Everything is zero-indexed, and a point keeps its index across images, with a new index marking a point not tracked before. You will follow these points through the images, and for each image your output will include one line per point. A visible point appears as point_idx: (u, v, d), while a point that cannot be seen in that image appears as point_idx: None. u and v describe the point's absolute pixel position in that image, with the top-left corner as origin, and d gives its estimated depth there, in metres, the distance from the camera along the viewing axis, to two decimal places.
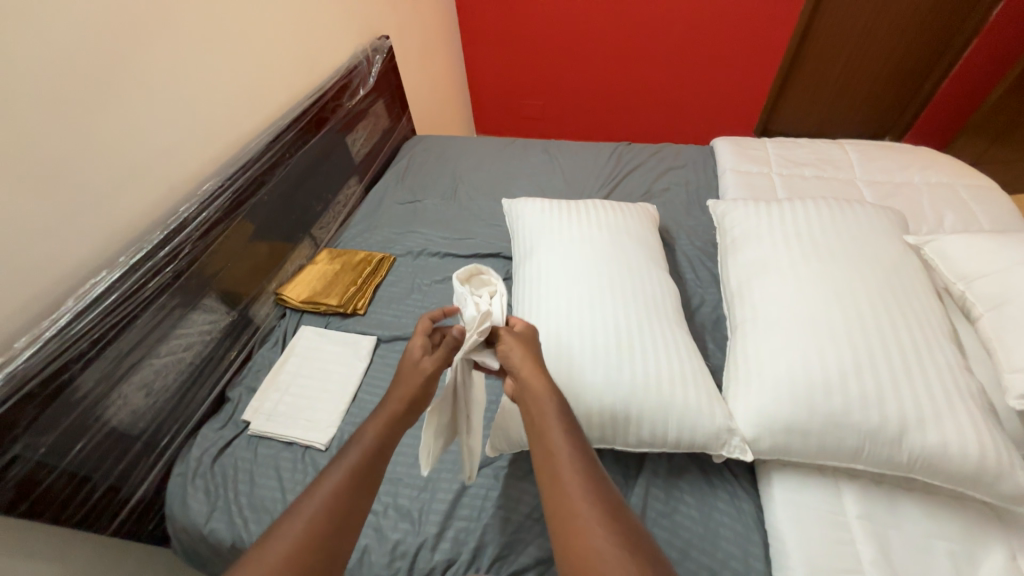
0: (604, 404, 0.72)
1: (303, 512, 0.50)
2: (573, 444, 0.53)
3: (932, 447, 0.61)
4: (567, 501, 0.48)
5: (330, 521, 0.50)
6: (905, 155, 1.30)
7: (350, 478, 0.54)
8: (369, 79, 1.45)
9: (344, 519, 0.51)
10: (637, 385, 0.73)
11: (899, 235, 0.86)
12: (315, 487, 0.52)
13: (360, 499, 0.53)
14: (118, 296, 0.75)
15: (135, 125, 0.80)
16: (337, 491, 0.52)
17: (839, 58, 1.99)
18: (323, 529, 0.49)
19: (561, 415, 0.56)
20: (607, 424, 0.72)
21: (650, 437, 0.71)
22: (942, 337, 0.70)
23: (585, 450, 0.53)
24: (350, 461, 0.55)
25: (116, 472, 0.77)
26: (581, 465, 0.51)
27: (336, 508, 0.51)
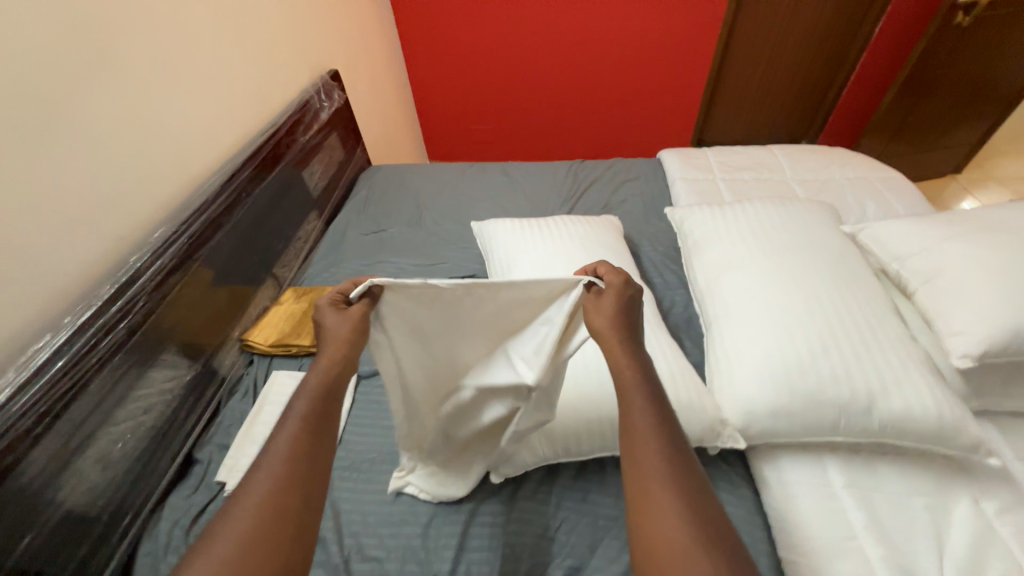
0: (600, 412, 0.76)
1: (265, 468, 0.49)
2: (653, 405, 0.55)
3: (899, 411, 0.67)
4: (641, 459, 0.51)
5: (296, 468, 0.49)
6: (825, 156, 1.46)
7: (305, 426, 0.53)
8: (322, 113, 1.43)
9: (312, 467, 0.50)
10: None
11: (836, 226, 0.96)
12: (270, 447, 0.50)
13: (323, 440, 0.53)
14: (66, 361, 0.67)
15: (76, 174, 0.74)
16: (296, 445, 0.51)
17: (757, 74, 2.20)
18: (291, 481, 0.48)
19: (646, 396, 0.55)
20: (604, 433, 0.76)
21: None
22: (887, 313, 0.79)
23: (664, 411, 0.55)
24: (300, 415, 0.53)
25: (73, 562, 0.67)
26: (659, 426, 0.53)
27: (295, 457, 0.50)
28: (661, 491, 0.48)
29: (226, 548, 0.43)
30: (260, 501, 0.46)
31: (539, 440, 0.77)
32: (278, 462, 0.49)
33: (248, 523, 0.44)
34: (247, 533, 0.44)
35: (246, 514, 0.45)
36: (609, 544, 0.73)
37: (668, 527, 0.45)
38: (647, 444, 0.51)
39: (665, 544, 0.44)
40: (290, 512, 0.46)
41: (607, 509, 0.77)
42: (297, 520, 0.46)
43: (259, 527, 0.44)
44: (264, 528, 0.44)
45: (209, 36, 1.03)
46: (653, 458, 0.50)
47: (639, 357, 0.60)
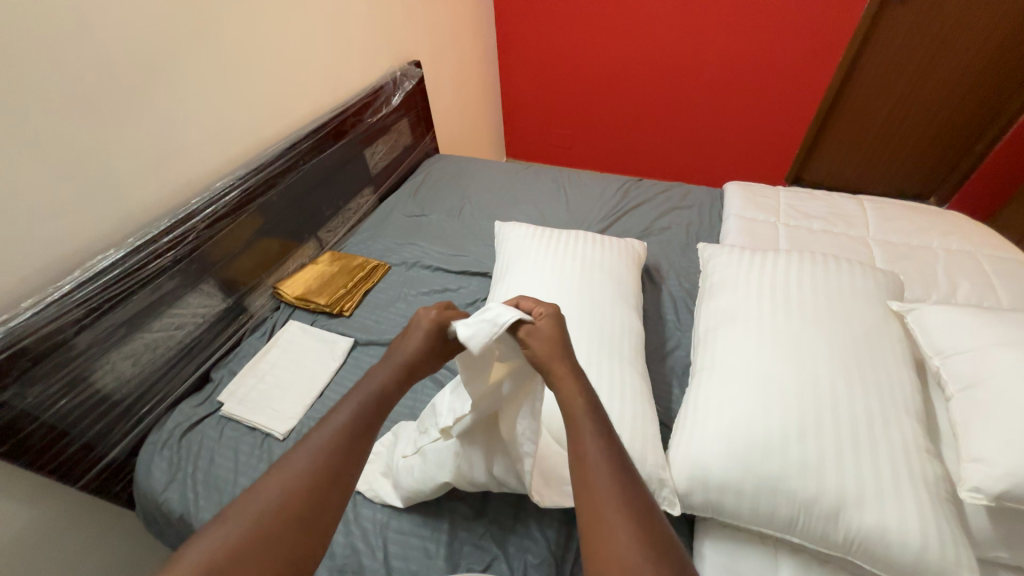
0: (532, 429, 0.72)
1: (298, 463, 0.49)
2: (607, 453, 0.49)
3: (869, 528, 0.57)
4: (595, 506, 0.45)
5: (319, 482, 0.48)
6: (926, 218, 1.23)
7: (343, 437, 0.52)
8: (394, 99, 1.55)
9: (335, 474, 0.49)
10: None
11: (884, 299, 0.81)
12: (315, 440, 0.51)
13: (359, 446, 0.52)
14: (119, 272, 0.84)
15: (161, 125, 0.90)
16: (331, 446, 0.51)
17: (880, 114, 1.92)
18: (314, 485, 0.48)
19: (593, 415, 0.53)
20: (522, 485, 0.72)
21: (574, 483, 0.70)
22: (908, 413, 0.65)
23: (617, 458, 0.50)
24: (350, 420, 0.53)
25: (94, 431, 0.85)
26: (613, 471, 0.48)
27: (329, 458, 0.50)
28: (623, 549, 0.42)
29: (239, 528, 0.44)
30: (283, 492, 0.46)
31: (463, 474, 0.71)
32: (310, 457, 0.49)
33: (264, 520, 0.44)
34: (256, 523, 0.44)
35: (263, 509, 0.45)
36: (521, 568, 0.71)
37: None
38: (604, 494, 0.46)
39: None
40: (301, 518, 0.46)
41: (531, 530, 0.75)
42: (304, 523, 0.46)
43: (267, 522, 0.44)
44: (261, 538, 0.44)
45: (302, 23, 1.18)
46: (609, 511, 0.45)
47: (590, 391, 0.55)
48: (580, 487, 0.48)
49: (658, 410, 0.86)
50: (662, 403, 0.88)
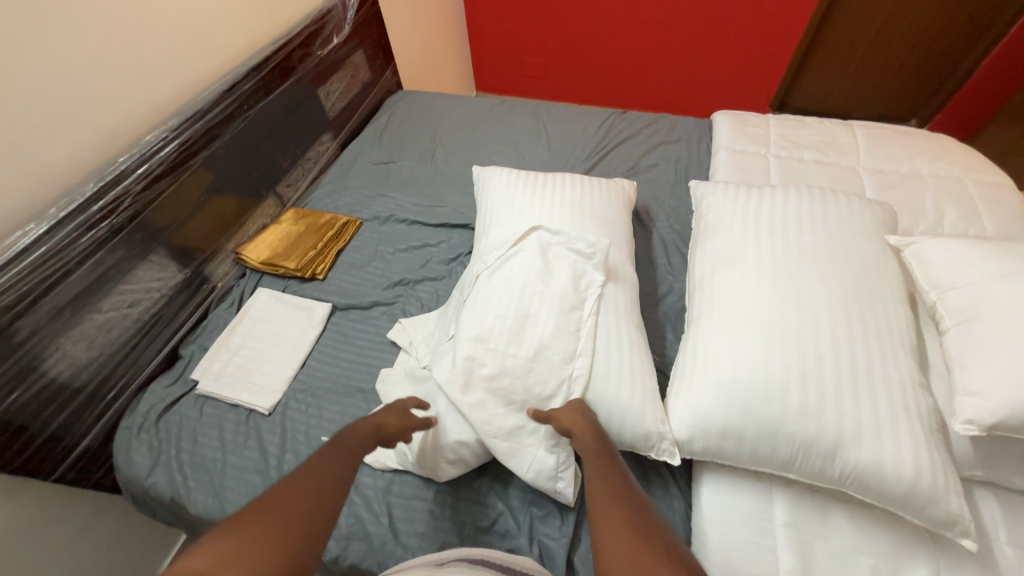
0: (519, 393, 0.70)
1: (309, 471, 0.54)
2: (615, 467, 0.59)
3: (865, 464, 0.59)
4: (611, 497, 0.53)
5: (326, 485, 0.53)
6: (916, 143, 1.19)
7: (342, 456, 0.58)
8: (345, 26, 1.36)
9: (333, 482, 0.54)
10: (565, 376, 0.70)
11: (881, 233, 0.79)
12: (303, 472, 0.53)
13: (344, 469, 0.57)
14: (46, 249, 0.73)
15: (61, 67, 0.74)
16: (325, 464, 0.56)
17: (871, 30, 1.81)
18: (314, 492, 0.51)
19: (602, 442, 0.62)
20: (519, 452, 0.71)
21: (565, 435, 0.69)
22: (904, 350, 0.66)
23: (620, 470, 0.58)
24: (324, 464, 0.56)
25: (58, 423, 0.78)
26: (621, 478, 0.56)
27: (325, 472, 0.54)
28: (625, 521, 0.49)
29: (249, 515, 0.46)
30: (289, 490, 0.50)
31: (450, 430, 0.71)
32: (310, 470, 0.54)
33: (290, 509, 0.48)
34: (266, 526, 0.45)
35: (285, 499, 0.48)
36: (527, 521, 0.72)
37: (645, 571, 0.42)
38: (617, 493, 0.53)
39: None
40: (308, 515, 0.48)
41: (535, 484, 0.75)
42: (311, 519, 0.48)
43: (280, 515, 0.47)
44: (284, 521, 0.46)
45: None
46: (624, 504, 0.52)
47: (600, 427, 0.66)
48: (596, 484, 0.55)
49: (654, 357, 0.85)
50: (657, 350, 0.87)
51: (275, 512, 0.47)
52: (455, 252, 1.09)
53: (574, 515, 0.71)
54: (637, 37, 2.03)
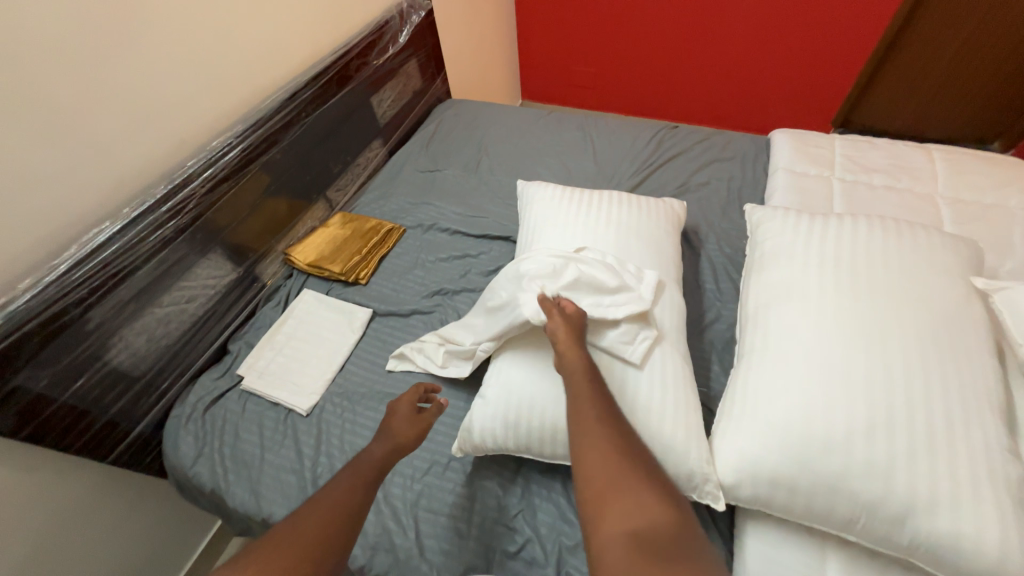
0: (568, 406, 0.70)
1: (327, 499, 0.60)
2: (608, 423, 0.60)
3: (941, 534, 0.53)
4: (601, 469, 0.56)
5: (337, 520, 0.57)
6: (1007, 171, 1.08)
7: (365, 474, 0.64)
8: (401, 36, 1.39)
9: (350, 514, 0.59)
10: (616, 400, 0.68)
11: (966, 274, 0.71)
12: (322, 500, 0.59)
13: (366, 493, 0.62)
14: (119, 246, 0.78)
15: (142, 76, 0.80)
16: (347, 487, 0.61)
17: (952, 46, 1.67)
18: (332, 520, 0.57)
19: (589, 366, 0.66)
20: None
21: None
22: (990, 410, 0.59)
23: (603, 398, 0.64)
24: (338, 495, 0.60)
25: (117, 408, 0.83)
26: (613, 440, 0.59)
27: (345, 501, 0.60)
28: (611, 464, 0.56)
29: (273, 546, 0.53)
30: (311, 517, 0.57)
31: (505, 432, 0.72)
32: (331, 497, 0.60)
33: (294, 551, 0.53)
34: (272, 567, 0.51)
35: (303, 526, 0.55)
36: (554, 550, 0.70)
37: (627, 497, 0.53)
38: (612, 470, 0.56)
39: (626, 510, 0.52)
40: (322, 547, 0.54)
41: (564, 511, 0.73)
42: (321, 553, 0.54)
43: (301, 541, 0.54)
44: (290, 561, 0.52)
45: None
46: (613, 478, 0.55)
47: (589, 365, 0.67)
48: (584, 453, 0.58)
49: (698, 389, 0.81)
50: (702, 382, 0.82)
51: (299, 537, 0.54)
52: (495, 264, 1.09)
53: None
54: (691, 49, 1.96)
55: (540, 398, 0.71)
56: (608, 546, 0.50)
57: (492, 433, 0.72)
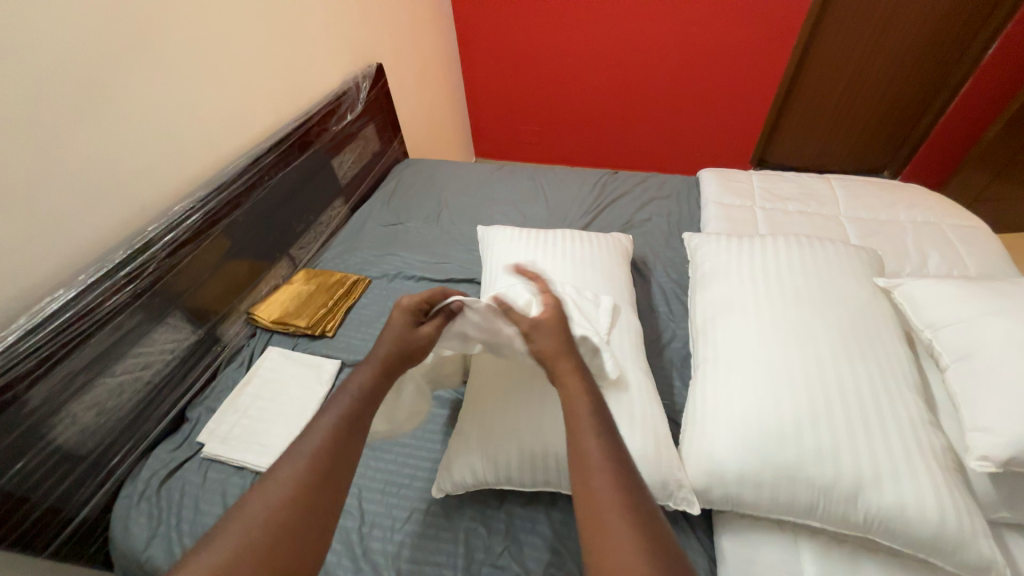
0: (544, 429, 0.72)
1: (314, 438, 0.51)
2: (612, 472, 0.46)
3: (888, 506, 0.58)
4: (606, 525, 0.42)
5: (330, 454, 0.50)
6: (891, 193, 1.28)
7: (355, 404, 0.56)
8: (358, 104, 1.49)
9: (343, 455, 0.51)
10: None
11: (869, 276, 0.83)
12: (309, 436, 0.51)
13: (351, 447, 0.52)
14: (72, 314, 0.76)
15: (103, 148, 0.82)
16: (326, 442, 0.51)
17: (834, 96, 1.99)
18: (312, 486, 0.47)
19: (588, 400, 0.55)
20: (551, 467, 0.71)
21: None
22: (908, 388, 0.67)
23: (611, 438, 0.50)
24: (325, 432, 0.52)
25: (58, 492, 0.76)
26: (628, 502, 0.44)
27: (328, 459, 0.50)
28: (604, 530, 0.42)
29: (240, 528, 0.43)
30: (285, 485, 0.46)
31: (483, 464, 0.73)
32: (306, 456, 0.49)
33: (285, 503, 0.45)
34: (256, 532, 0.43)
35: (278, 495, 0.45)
36: None
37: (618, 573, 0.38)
38: (617, 523, 0.42)
39: None
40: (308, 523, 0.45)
41: (549, 542, 0.73)
42: (302, 535, 0.44)
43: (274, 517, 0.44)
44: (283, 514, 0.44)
45: (254, 32, 1.11)
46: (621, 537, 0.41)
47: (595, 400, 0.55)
48: (582, 503, 0.45)
49: (664, 405, 0.86)
50: (666, 397, 0.87)
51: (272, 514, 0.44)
52: None
53: None
54: (622, 107, 2.22)
55: (516, 427, 0.73)
56: None
57: (472, 466, 0.73)
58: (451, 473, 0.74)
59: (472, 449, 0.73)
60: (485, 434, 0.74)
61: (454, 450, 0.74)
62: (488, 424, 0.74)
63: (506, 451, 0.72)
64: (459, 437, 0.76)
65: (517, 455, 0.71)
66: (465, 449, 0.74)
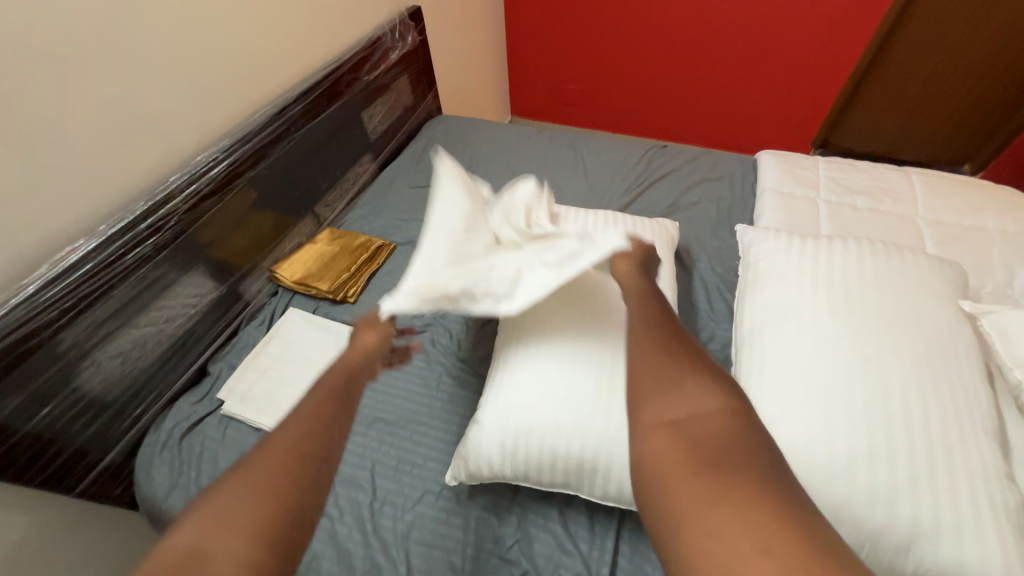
0: (567, 436, 0.67)
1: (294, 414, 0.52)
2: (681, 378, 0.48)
3: (944, 563, 0.53)
4: (673, 433, 0.43)
5: (314, 426, 0.51)
6: (979, 194, 1.12)
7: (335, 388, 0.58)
8: (393, 53, 1.39)
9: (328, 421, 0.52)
10: (610, 432, 0.66)
11: (952, 296, 0.73)
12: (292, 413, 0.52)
13: (330, 432, 0.51)
14: (94, 265, 0.74)
15: (125, 88, 0.77)
16: (311, 415, 0.52)
17: (923, 74, 1.76)
18: (295, 463, 0.46)
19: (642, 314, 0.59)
20: (572, 471, 0.68)
21: (616, 493, 0.67)
22: (986, 435, 0.59)
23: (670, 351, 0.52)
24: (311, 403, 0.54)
25: (85, 436, 0.78)
26: (704, 405, 0.45)
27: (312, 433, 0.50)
28: (677, 435, 0.43)
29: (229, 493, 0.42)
30: (274, 448, 0.47)
31: (500, 459, 0.69)
32: (286, 432, 0.49)
33: (281, 453, 0.46)
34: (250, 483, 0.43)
35: (274, 449, 0.47)
36: None
37: (699, 473, 0.39)
38: (690, 424, 0.43)
39: (703, 497, 0.38)
40: (288, 499, 0.43)
41: (561, 540, 0.71)
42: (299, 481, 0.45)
43: (250, 491, 0.42)
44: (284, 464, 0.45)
45: None
46: (697, 445, 0.42)
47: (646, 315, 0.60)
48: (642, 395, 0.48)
49: None
50: None
51: (245, 486, 0.43)
52: None
53: None
54: (677, 70, 2.02)
55: (539, 426, 0.68)
56: (694, 531, 0.36)
57: (488, 459, 0.70)
58: (468, 462, 0.71)
59: (492, 444, 0.70)
60: (503, 428, 0.70)
61: (471, 441, 0.71)
62: (511, 423, 0.69)
63: (527, 451, 0.68)
64: (478, 426, 0.72)
65: (535, 453, 0.68)
66: (481, 440, 0.70)
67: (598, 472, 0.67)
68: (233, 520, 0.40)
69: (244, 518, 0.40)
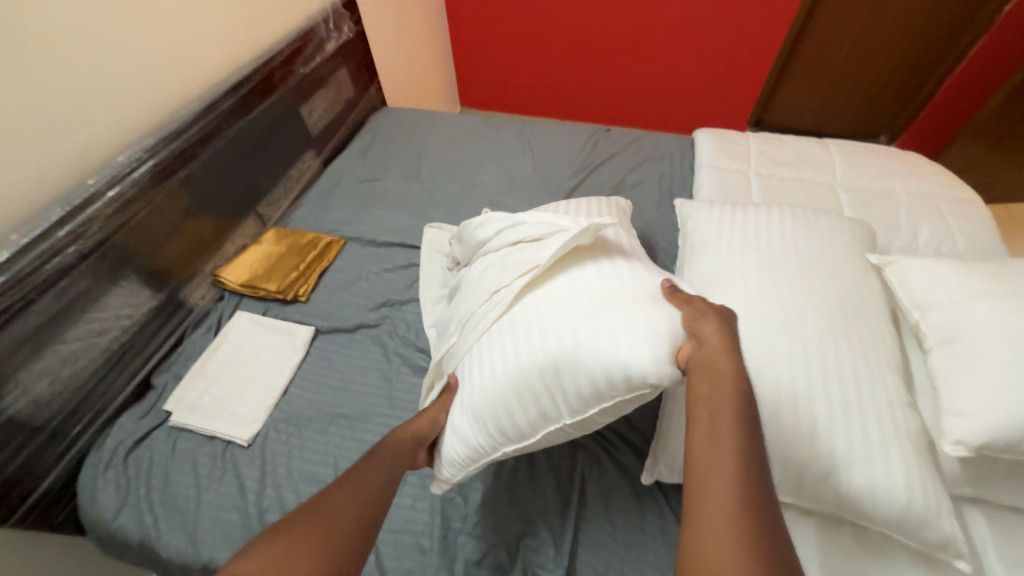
0: (524, 367, 0.64)
1: (358, 466, 0.59)
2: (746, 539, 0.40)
3: (859, 487, 0.59)
4: None
5: (373, 478, 0.58)
6: (888, 160, 1.23)
7: (395, 445, 0.64)
8: (327, 44, 1.36)
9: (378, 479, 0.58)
10: (556, 339, 0.62)
11: (861, 251, 0.80)
12: (355, 467, 0.59)
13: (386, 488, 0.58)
14: (8, 278, 0.70)
15: (28, 87, 0.72)
16: (372, 469, 0.59)
17: (839, 53, 1.88)
18: (353, 513, 0.52)
19: (737, 415, 0.49)
20: (541, 399, 0.62)
21: (594, 389, 0.59)
22: (890, 371, 0.67)
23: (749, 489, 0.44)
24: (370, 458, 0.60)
25: (17, 462, 0.73)
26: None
27: (369, 486, 0.56)
28: None
29: (298, 531, 0.48)
30: (338, 498, 0.53)
31: (474, 424, 0.67)
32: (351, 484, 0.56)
33: (342, 502, 0.53)
34: (314, 529, 0.49)
35: (337, 498, 0.53)
36: (520, 552, 0.70)
37: None
38: None
39: None
40: (341, 543, 0.49)
41: (527, 512, 0.73)
42: (357, 528, 0.51)
43: (311, 535, 0.48)
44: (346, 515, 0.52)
45: None
46: None
47: (735, 421, 0.48)
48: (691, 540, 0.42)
49: None
50: None
51: (305, 535, 0.48)
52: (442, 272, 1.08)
53: (568, 544, 0.69)
54: (618, 56, 2.07)
55: (498, 371, 0.66)
56: None
57: (463, 425, 0.68)
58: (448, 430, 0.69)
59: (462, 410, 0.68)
60: (472, 388, 0.68)
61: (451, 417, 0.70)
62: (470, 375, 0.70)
63: (495, 402, 0.65)
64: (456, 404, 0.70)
65: (498, 399, 0.65)
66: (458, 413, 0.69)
67: (561, 383, 0.61)
68: (295, 556, 0.46)
69: (302, 556, 0.46)
